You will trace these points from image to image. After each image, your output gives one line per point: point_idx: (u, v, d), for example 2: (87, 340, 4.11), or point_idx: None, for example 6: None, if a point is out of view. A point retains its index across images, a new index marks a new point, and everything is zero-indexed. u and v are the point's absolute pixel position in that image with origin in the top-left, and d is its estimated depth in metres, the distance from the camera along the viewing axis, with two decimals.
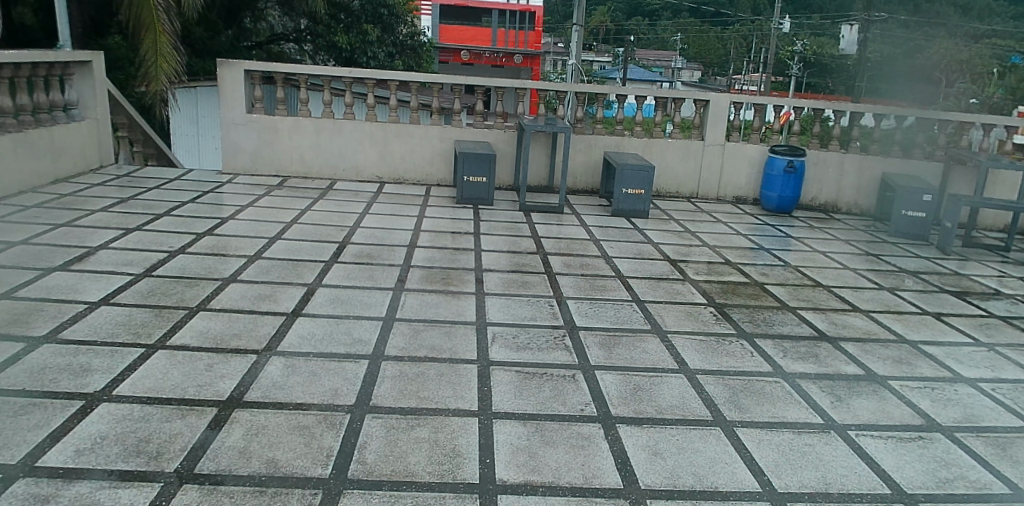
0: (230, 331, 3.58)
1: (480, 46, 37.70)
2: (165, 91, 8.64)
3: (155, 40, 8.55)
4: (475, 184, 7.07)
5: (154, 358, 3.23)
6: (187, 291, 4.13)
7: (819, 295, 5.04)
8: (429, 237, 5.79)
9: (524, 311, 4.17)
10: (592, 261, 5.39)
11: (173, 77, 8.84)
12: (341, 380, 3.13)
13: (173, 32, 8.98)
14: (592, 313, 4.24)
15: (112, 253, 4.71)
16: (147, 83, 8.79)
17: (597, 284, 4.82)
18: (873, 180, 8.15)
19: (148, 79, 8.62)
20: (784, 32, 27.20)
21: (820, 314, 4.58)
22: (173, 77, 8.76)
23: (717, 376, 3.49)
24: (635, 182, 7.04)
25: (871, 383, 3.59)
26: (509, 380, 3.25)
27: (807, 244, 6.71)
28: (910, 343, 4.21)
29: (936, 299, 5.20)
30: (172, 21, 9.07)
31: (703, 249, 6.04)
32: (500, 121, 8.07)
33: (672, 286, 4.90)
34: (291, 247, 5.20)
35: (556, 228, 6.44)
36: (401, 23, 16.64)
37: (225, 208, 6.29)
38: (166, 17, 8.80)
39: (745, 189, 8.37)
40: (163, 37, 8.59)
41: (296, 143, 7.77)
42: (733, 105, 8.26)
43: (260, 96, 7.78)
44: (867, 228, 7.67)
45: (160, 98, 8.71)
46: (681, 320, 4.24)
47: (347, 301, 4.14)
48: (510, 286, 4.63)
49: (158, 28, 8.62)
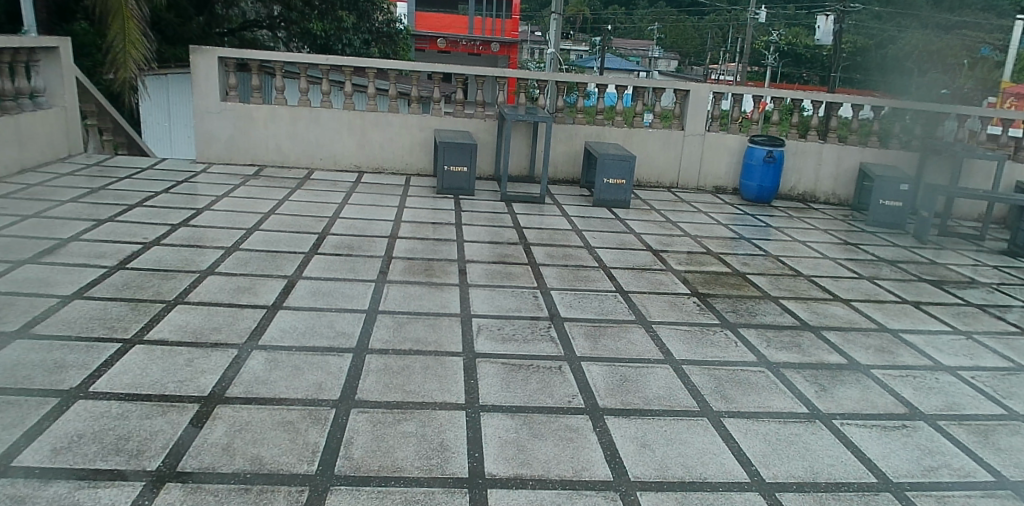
0: (210, 325, 3.51)
1: (457, 34, 37.38)
2: (133, 78, 8.45)
3: (123, 26, 8.33)
4: (456, 174, 7.02)
5: (131, 353, 3.15)
6: (164, 284, 4.03)
7: (801, 284, 5.06)
8: (411, 228, 5.72)
9: (508, 302, 4.14)
10: (574, 251, 5.37)
11: (143, 64, 8.65)
12: (324, 375, 3.07)
13: (141, 18, 8.78)
14: (577, 304, 4.22)
15: (84, 245, 4.58)
16: (116, 70, 8.59)
17: (580, 274, 4.81)
18: (851, 170, 8.22)
19: (117, 66, 8.42)
20: (759, 23, 27.22)
21: (802, 304, 4.61)
22: (142, 63, 8.57)
23: (702, 366, 3.50)
24: (616, 172, 7.04)
25: (854, 372, 3.64)
26: (495, 372, 3.23)
27: (787, 234, 6.75)
28: (890, 331, 4.27)
29: (914, 288, 5.27)
30: (140, 5, 8.85)
31: (684, 239, 6.05)
32: (480, 110, 8.00)
33: (656, 277, 4.89)
34: (269, 238, 5.11)
35: (538, 218, 6.41)
36: (377, 11, 16.40)
37: (200, 198, 6.16)
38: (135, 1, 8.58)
39: (724, 179, 8.40)
40: (131, 23, 8.39)
41: (273, 131, 7.63)
42: (713, 96, 8.27)
43: (235, 84, 7.64)
44: (845, 217, 7.75)
45: (128, 85, 8.50)
46: (666, 310, 4.24)
47: (329, 294, 4.07)
48: (493, 277, 4.59)
49: (126, 13, 8.40)
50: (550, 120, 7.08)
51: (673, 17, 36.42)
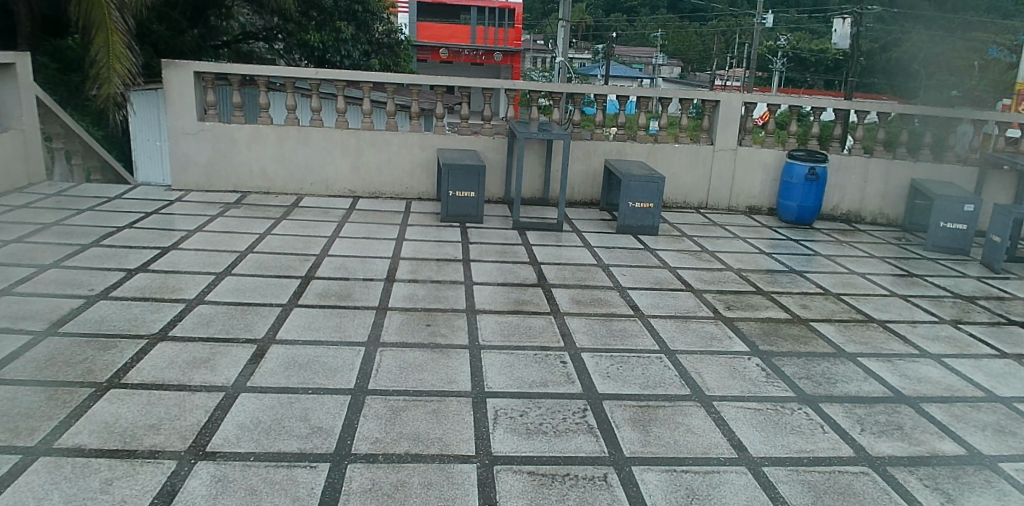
0: (146, 422, 2.70)
1: (459, 44, 36.69)
2: (119, 95, 7.72)
3: (106, 39, 7.59)
4: (462, 200, 6.21)
5: (29, 473, 2.35)
6: (100, 358, 3.23)
7: (876, 334, 4.23)
8: (410, 266, 4.92)
9: (530, 373, 3.30)
10: (603, 295, 4.54)
11: (129, 79, 7.93)
12: (288, 503, 2.26)
13: (128, 30, 8.05)
14: (615, 372, 3.38)
15: (16, 303, 3.80)
16: (100, 86, 7.87)
17: (613, 327, 3.98)
18: (901, 187, 7.37)
19: (101, 81, 7.70)
20: (766, 28, 26.25)
21: (886, 365, 3.78)
22: (129, 78, 7.83)
23: (789, 469, 2.67)
24: (643, 195, 6.22)
25: (980, 469, 2.81)
26: (520, 489, 2.41)
27: (840, 264, 5.92)
28: (1004, 402, 3.43)
29: (1007, 335, 4.42)
30: (128, 17, 8.10)
31: (728, 275, 5.21)
32: (488, 127, 7.20)
33: (704, 328, 4.08)
34: (243, 285, 4.30)
35: (556, 250, 5.59)
36: (377, 20, 15.63)
37: (171, 233, 5.37)
38: (120, 12, 7.83)
39: (759, 198, 7.57)
40: (117, 37, 7.66)
41: (257, 154, 6.84)
42: (745, 106, 7.46)
43: (215, 101, 6.85)
44: (898, 240, 6.92)
45: (114, 102, 7.78)
46: (725, 379, 3.41)
47: (307, 366, 3.24)
48: (508, 334, 3.77)
49: (110, 26, 7.65)
50: (567, 136, 6.29)
51: (676, 23, 35.57)
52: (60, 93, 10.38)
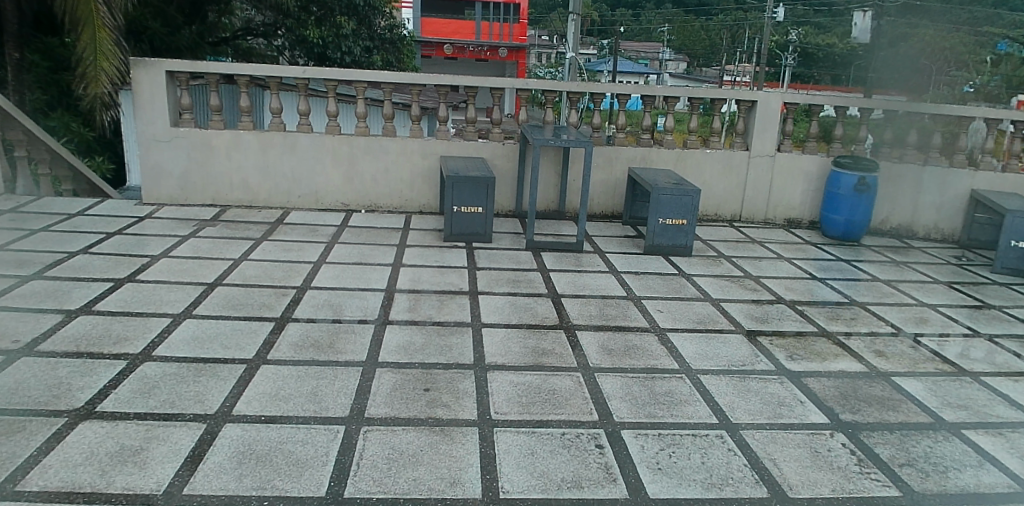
0: None
1: (464, 39, 35.69)
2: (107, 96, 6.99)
3: (93, 36, 6.81)
4: (468, 216, 5.44)
5: None
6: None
7: (976, 394, 3.45)
8: (408, 302, 4.15)
9: (558, 467, 2.54)
10: (640, 340, 3.77)
11: (118, 78, 7.19)
12: None
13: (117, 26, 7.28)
14: (667, 464, 2.62)
15: None
16: (85, 84, 7.13)
17: (657, 389, 3.21)
18: (959, 199, 6.57)
19: (87, 80, 6.97)
20: (777, 20, 25.14)
21: (1002, 441, 3.00)
22: (118, 78, 7.09)
23: None
24: (674, 210, 5.43)
25: None
26: None
27: (903, 292, 5.14)
28: None
29: None
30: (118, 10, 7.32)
31: (780, 310, 4.43)
32: (497, 131, 6.43)
33: (767, 388, 3.31)
34: (203, 330, 3.54)
35: (577, 278, 4.83)
36: (380, 15, 14.84)
37: (131, 259, 4.62)
38: (108, 5, 7.03)
39: (799, 210, 6.79)
40: (104, 33, 6.87)
41: (238, 163, 6.09)
42: (785, 107, 6.67)
43: (191, 104, 6.10)
44: (960, 260, 6.13)
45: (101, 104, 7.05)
46: (810, 473, 2.64)
47: (268, 459, 2.48)
48: (528, 403, 3.00)
49: (98, 21, 6.85)
50: (587, 143, 5.51)
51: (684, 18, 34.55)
52: (50, 93, 9.75)
